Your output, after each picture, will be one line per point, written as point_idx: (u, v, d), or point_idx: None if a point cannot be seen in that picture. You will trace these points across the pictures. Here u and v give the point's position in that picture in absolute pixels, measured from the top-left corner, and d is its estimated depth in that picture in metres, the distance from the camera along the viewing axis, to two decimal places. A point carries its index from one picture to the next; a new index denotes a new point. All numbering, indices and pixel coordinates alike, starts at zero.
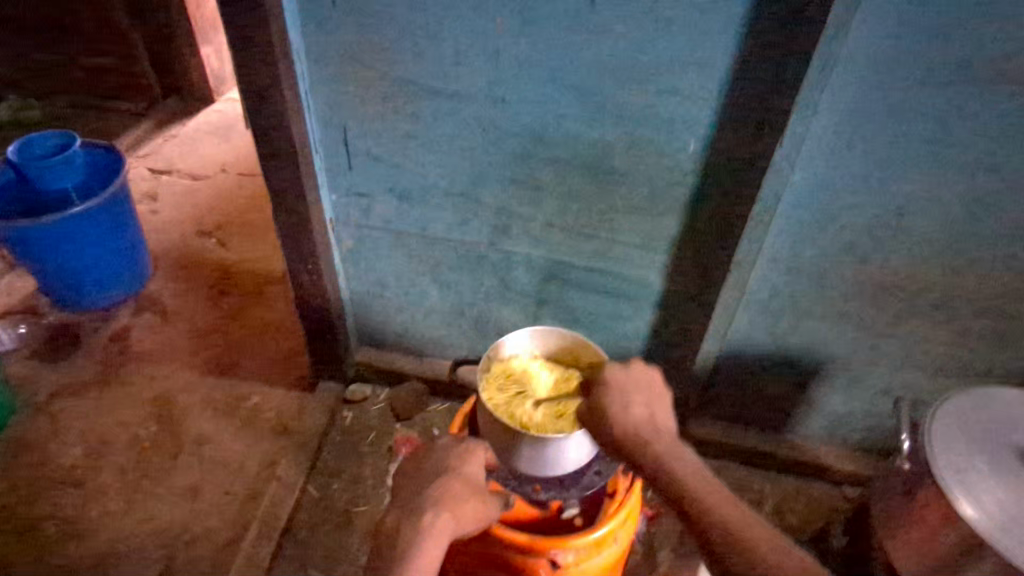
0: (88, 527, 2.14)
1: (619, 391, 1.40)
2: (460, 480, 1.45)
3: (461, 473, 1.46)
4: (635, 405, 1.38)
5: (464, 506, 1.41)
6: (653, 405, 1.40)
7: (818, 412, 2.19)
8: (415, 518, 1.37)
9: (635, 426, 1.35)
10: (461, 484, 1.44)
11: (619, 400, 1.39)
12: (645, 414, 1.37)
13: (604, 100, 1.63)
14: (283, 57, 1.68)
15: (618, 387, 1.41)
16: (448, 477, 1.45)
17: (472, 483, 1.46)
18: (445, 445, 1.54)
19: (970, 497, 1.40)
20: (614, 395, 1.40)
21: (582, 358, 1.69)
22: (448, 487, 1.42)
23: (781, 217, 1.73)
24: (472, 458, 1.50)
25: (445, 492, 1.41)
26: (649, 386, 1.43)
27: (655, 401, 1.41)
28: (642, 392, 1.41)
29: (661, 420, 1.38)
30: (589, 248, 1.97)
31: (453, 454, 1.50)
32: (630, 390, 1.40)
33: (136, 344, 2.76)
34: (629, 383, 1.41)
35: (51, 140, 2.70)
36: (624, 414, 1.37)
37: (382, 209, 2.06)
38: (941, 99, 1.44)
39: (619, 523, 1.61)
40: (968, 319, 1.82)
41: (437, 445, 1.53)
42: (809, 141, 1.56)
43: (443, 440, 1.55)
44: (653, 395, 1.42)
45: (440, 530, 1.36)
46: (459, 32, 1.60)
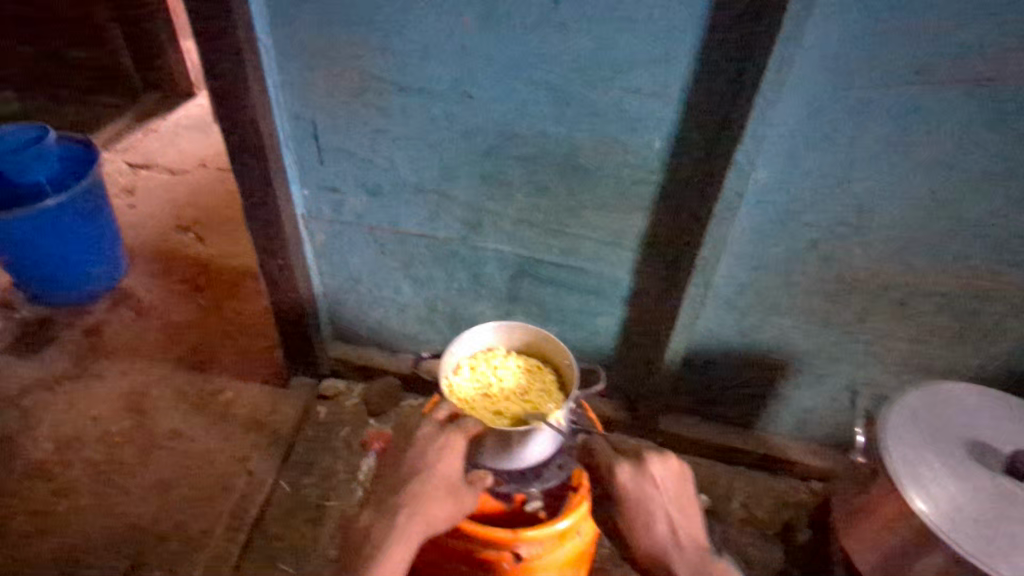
0: (57, 522, 2.13)
1: (638, 506, 1.46)
2: (434, 479, 1.47)
3: (436, 471, 1.48)
4: (656, 522, 1.46)
5: (437, 505, 1.47)
6: (676, 516, 1.47)
7: (786, 408, 2.22)
8: (389, 518, 1.46)
9: (660, 552, 1.46)
10: (434, 484, 1.47)
11: (641, 516, 1.46)
12: (668, 532, 1.46)
13: (570, 97, 1.64)
14: (250, 51, 1.68)
15: (636, 504, 1.46)
16: (423, 476, 1.48)
17: (447, 481, 1.48)
18: (427, 437, 1.51)
19: (920, 490, 1.44)
20: (633, 512, 1.47)
21: (550, 354, 1.70)
22: (422, 489, 1.47)
23: (745, 214, 1.75)
24: (451, 452, 1.48)
25: (419, 493, 1.47)
26: (672, 489, 1.49)
27: (679, 506, 1.48)
28: (663, 505, 1.47)
29: (685, 536, 1.47)
30: (559, 245, 1.99)
31: (431, 449, 1.49)
32: (648, 502, 1.46)
33: (110, 339, 2.75)
34: (649, 492, 1.46)
35: (25, 134, 2.69)
36: (647, 535, 1.47)
37: (354, 204, 2.06)
38: (897, 98, 1.46)
39: (583, 515, 1.62)
40: (928, 317, 1.85)
41: (420, 437, 1.51)
42: (769, 138, 1.58)
43: (424, 428, 1.53)
44: (673, 498, 1.48)
45: (412, 532, 1.44)
46: (425, 27, 1.60)
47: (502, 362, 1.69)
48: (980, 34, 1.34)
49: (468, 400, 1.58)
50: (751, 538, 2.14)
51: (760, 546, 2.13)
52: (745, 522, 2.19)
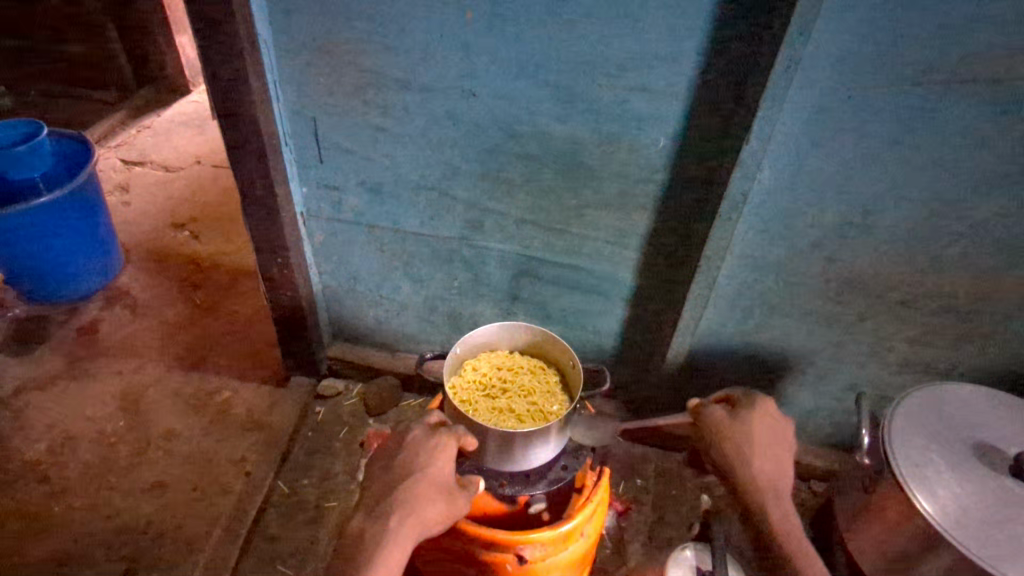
0: (53, 523, 2.10)
1: (756, 444, 1.50)
2: (425, 481, 1.38)
3: (428, 472, 1.39)
4: (772, 460, 1.50)
5: (429, 508, 1.36)
6: (784, 460, 1.52)
7: (787, 408, 2.22)
8: (381, 519, 1.35)
9: (767, 490, 1.48)
10: (427, 486, 1.38)
11: (758, 453, 1.50)
12: (774, 474, 1.50)
13: (574, 95, 1.63)
14: (249, 47, 1.65)
15: (763, 433, 1.52)
16: (415, 477, 1.39)
17: (439, 483, 1.40)
18: (417, 440, 1.45)
19: (925, 489, 1.43)
20: (751, 448, 1.50)
21: (562, 363, 1.68)
22: (415, 490, 1.37)
23: (748, 213, 1.74)
24: (443, 453, 1.42)
25: (411, 494, 1.36)
26: (779, 433, 1.53)
27: (784, 453, 1.53)
28: (782, 442, 1.54)
29: (785, 479, 1.51)
30: (561, 244, 1.97)
31: (422, 450, 1.43)
32: (766, 441, 1.51)
33: (105, 338, 2.72)
34: (766, 434, 1.52)
35: (16, 129, 2.64)
36: (760, 472, 1.49)
37: (354, 202, 2.04)
38: (903, 99, 1.45)
39: (587, 518, 1.61)
40: (930, 318, 1.85)
41: (409, 441, 1.45)
42: (775, 137, 1.57)
43: (415, 431, 1.47)
44: (780, 441, 1.53)
45: (406, 535, 1.32)
46: (427, 23, 1.58)
47: (513, 365, 1.68)
48: (988, 35, 1.33)
49: (474, 401, 1.58)
50: None
51: None
52: None
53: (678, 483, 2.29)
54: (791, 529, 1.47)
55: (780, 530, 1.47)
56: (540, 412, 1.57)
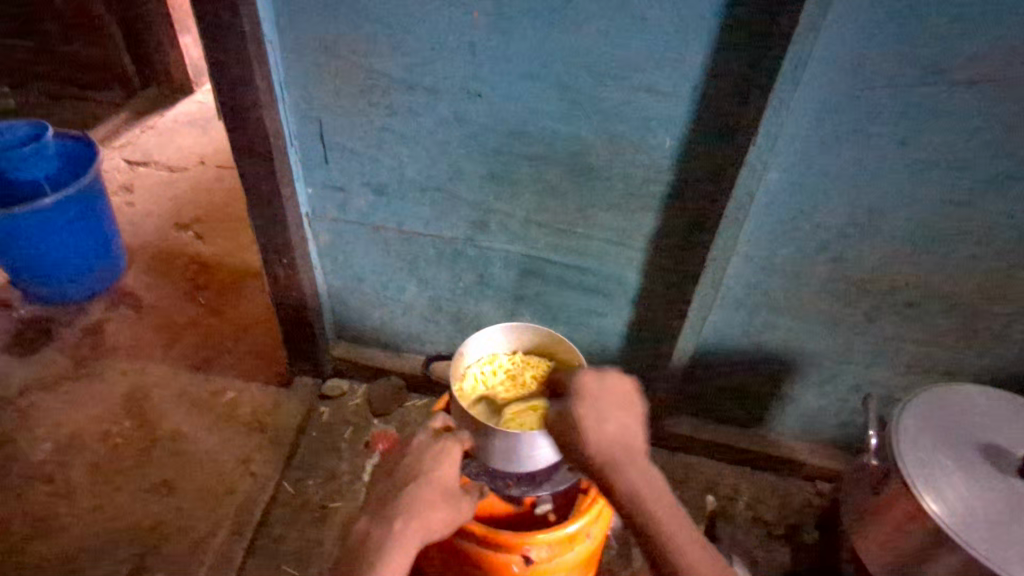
0: (58, 523, 2.11)
1: (593, 403, 1.33)
2: (430, 484, 1.41)
3: (433, 477, 1.41)
4: (616, 422, 1.32)
5: (433, 511, 1.38)
6: (629, 423, 1.34)
7: (793, 408, 2.21)
8: (386, 522, 1.35)
9: (611, 452, 1.29)
10: (432, 490, 1.40)
11: (594, 413, 1.32)
12: (619, 435, 1.31)
13: (581, 95, 1.63)
14: (255, 48, 1.65)
15: (593, 402, 1.33)
16: (419, 481, 1.41)
17: (444, 489, 1.42)
18: (422, 444, 1.48)
19: (933, 491, 1.43)
20: (589, 410, 1.32)
21: (566, 358, 1.67)
22: (420, 495, 1.39)
23: (755, 214, 1.74)
24: (448, 459, 1.44)
25: (416, 498, 1.38)
26: (623, 394, 1.37)
27: (631, 417, 1.35)
28: (615, 405, 1.34)
29: (634, 440, 1.32)
30: (567, 244, 1.97)
31: (427, 456, 1.45)
32: (605, 401, 1.34)
33: (110, 338, 2.72)
34: (605, 396, 1.35)
35: (21, 130, 2.65)
36: (599, 434, 1.30)
37: (359, 203, 2.04)
38: (911, 99, 1.45)
39: (593, 519, 1.62)
40: (936, 319, 1.85)
41: (415, 445, 1.48)
42: (781, 138, 1.57)
43: (419, 437, 1.50)
44: (624, 402, 1.36)
45: (409, 537, 1.33)
46: (434, 23, 1.58)
47: (516, 365, 1.67)
48: (997, 35, 1.33)
49: (480, 406, 1.56)
50: (757, 539, 2.14)
51: (767, 547, 2.13)
52: (752, 522, 2.19)
53: (683, 483, 2.29)
54: (653, 497, 1.26)
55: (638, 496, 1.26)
56: (527, 418, 1.53)
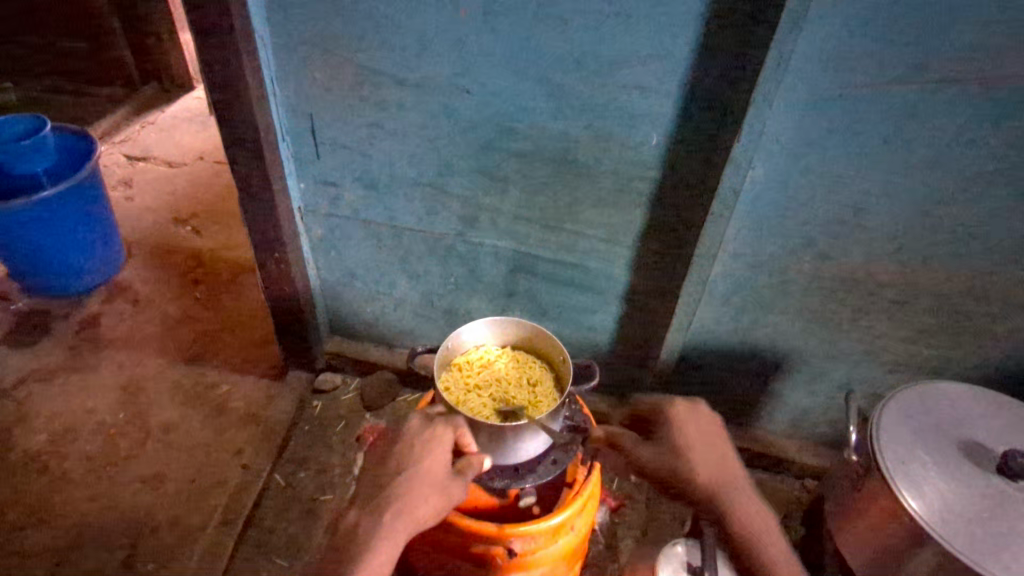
0: (51, 512, 2.13)
1: (683, 434, 1.46)
2: (419, 474, 1.37)
3: (421, 466, 1.38)
4: (708, 452, 1.44)
5: (422, 501, 1.34)
6: (725, 455, 1.45)
7: (781, 405, 2.22)
8: (375, 514, 1.33)
9: (719, 483, 1.41)
10: (420, 479, 1.37)
11: (689, 443, 1.45)
12: (722, 467, 1.43)
13: (568, 92, 1.64)
14: (246, 43, 1.67)
15: (688, 436, 1.46)
16: (408, 471, 1.38)
17: (433, 476, 1.38)
18: (413, 432, 1.45)
19: (912, 487, 1.44)
20: (691, 446, 1.44)
21: (556, 363, 1.68)
22: (408, 483, 1.36)
23: (740, 211, 1.74)
24: (437, 447, 1.42)
25: (404, 489, 1.35)
26: (711, 422, 1.49)
27: (722, 446, 1.46)
28: (709, 437, 1.47)
29: (730, 469, 1.43)
30: (556, 241, 1.98)
31: (418, 444, 1.42)
32: (695, 431, 1.47)
33: (107, 331, 2.75)
34: (693, 424, 1.48)
35: (20, 124, 2.67)
36: (702, 465, 1.42)
37: (350, 198, 2.06)
38: (894, 97, 1.45)
39: (577, 512, 1.63)
40: (922, 317, 1.86)
41: (406, 433, 1.45)
42: (766, 136, 1.58)
43: (411, 423, 1.48)
44: (715, 431, 1.48)
45: (398, 530, 1.31)
46: (423, 20, 1.59)
47: (504, 361, 1.69)
48: (978, 34, 1.34)
49: (461, 394, 1.59)
50: None
51: None
52: None
53: None
54: (757, 526, 1.37)
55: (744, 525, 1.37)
56: (483, 413, 1.55)
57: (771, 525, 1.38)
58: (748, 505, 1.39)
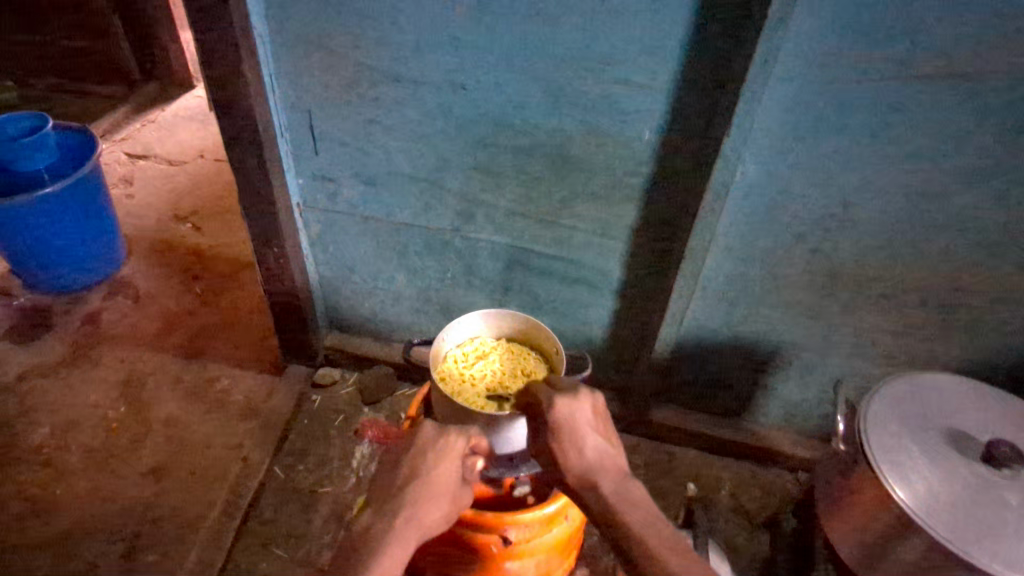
0: (54, 505, 2.16)
1: (573, 432, 1.40)
2: (433, 481, 1.42)
3: (434, 474, 1.42)
4: (584, 442, 1.40)
5: (435, 509, 1.41)
6: (603, 441, 1.42)
7: (774, 399, 2.25)
8: (389, 519, 1.37)
9: (591, 474, 1.38)
10: (433, 487, 1.42)
11: (575, 441, 1.40)
12: (598, 453, 1.40)
13: (562, 89, 1.67)
14: (245, 41, 1.70)
15: (568, 425, 1.40)
16: (421, 477, 1.42)
17: (445, 484, 1.43)
18: (427, 438, 1.47)
19: (898, 475, 1.47)
20: (567, 435, 1.40)
21: (548, 355, 1.70)
22: (422, 490, 1.41)
23: (732, 206, 1.77)
24: (448, 455, 1.45)
25: (418, 496, 1.40)
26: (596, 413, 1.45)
27: (609, 440, 1.44)
28: (590, 425, 1.42)
29: (612, 465, 1.40)
30: (551, 236, 2.01)
31: (431, 451, 1.45)
32: (584, 425, 1.41)
33: (108, 327, 2.78)
34: (582, 419, 1.42)
35: (22, 122, 2.70)
36: (578, 457, 1.39)
37: (348, 193, 2.08)
38: (880, 92, 1.48)
39: (571, 501, 1.67)
40: (912, 310, 1.89)
41: (420, 437, 1.48)
42: (756, 132, 1.61)
43: (424, 428, 1.49)
44: (599, 425, 1.44)
45: (409, 536, 1.36)
46: (418, 17, 1.62)
47: (497, 353, 1.72)
48: (962, 31, 1.37)
49: (455, 384, 1.62)
50: (738, 527, 2.18)
51: (747, 535, 2.16)
52: (733, 512, 2.23)
53: (666, 473, 2.33)
54: (654, 531, 1.28)
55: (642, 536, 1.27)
56: (476, 402, 1.58)
57: (666, 527, 1.30)
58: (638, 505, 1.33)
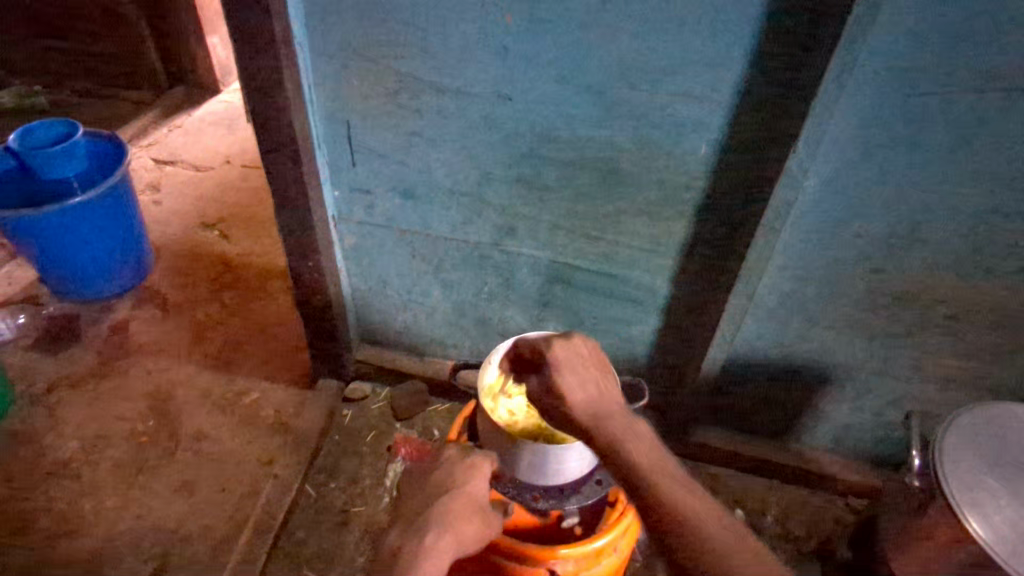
0: (83, 521, 2.12)
1: (563, 372, 1.29)
2: (462, 496, 1.42)
3: (463, 490, 1.43)
4: (580, 381, 1.29)
5: (467, 524, 1.39)
6: (597, 379, 1.30)
7: (824, 422, 2.16)
8: (420, 532, 1.35)
9: (590, 412, 1.25)
10: (464, 503, 1.42)
11: (568, 380, 1.28)
12: (593, 392, 1.28)
13: (615, 101, 1.59)
14: (285, 51, 1.64)
15: (561, 365, 1.30)
16: (450, 493, 1.42)
17: (474, 500, 1.43)
18: (452, 458, 1.51)
19: (979, 513, 1.37)
20: (561, 371, 1.30)
21: None
22: (453, 505, 1.40)
23: (791, 223, 1.68)
24: (477, 473, 1.47)
25: (449, 509, 1.39)
26: (594, 356, 1.35)
27: (604, 377, 1.32)
28: (586, 365, 1.32)
29: (609, 399, 1.28)
30: (596, 251, 1.94)
31: (457, 470, 1.47)
32: (574, 364, 1.31)
33: (137, 337, 2.74)
34: (573, 358, 1.32)
35: (51, 129, 2.67)
36: (576, 396, 1.27)
37: (385, 206, 2.02)
38: (960, 107, 1.39)
39: (621, 533, 1.58)
40: (980, 332, 1.78)
41: (444, 458, 1.51)
42: (822, 147, 1.52)
43: (448, 453, 1.53)
44: (596, 364, 1.33)
45: (443, 547, 1.33)
46: (466, 26, 1.55)
47: None
48: None
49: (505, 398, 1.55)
50: (787, 555, 2.11)
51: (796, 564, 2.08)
52: (780, 539, 2.15)
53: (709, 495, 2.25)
54: (659, 465, 1.15)
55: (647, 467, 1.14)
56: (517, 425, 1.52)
57: (669, 462, 1.17)
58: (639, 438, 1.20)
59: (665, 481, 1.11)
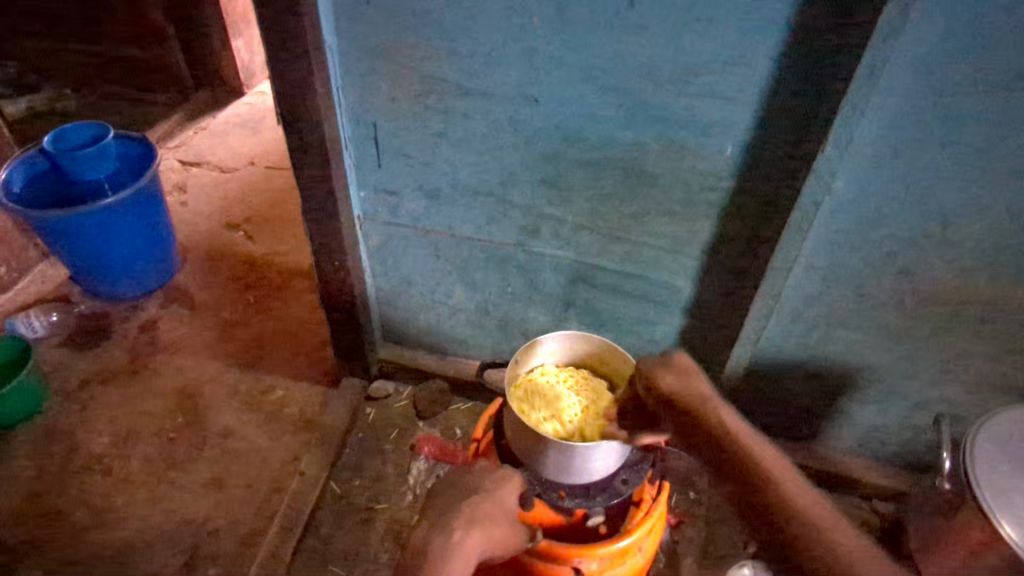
0: (114, 515, 2.17)
1: (696, 396, 1.35)
2: (493, 502, 1.45)
3: (495, 495, 1.46)
4: (707, 403, 1.35)
5: (496, 526, 1.42)
6: (711, 393, 1.39)
7: (850, 424, 2.14)
8: (448, 530, 1.39)
9: (736, 436, 1.31)
10: (494, 507, 1.44)
11: (696, 398, 1.35)
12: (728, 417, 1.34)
13: (640, 101, 1.59)
14: (316, 54, 1.67)
15: (683, 383, 1.36)
16: (481, 496, 1.45)
17: (505, 507, 1.46)
18: (485, 469, 1.56)
19: (1013, 517, 1.36)
20: (695, 395, 1.34)
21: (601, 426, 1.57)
22: (483, 506, 1.43)
23: (818, 223, 1.67)
24: (508, 484, 1.50)
25: (479, 510, 1.42)
26: (689, 370, 1.40)
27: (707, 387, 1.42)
28: (702, 383, 1.39)
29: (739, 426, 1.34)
30: (619, 252, 1.94)
31: (490, 479, 1.51)
32: (693, 381, 1.37)
33: (165, 335, 2.80)
34: (690, 376, 1.38)
35: (83, 131, 2.73)
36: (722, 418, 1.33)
37: (410, 207, 2.04)
38: (992, 106, 1.38)
39: (645, 534, 1.58)
40: (1010, 334, 1.76)
41: (477, 468, 1.56)
42: (850, 148, 1.51)
43: (482, 463, 1.58)
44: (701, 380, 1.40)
45: (471, 544, 1.36)
46: (493, 29, 1.57)
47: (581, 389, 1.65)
48: None
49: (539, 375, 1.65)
50: None
51: None
52: None
53: None
54: (798, 488, 1.25)
55: (788, 499, 1.23)
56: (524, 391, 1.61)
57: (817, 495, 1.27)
58: (775, 461, 1.30)
59: (824, 524, 1.20)
